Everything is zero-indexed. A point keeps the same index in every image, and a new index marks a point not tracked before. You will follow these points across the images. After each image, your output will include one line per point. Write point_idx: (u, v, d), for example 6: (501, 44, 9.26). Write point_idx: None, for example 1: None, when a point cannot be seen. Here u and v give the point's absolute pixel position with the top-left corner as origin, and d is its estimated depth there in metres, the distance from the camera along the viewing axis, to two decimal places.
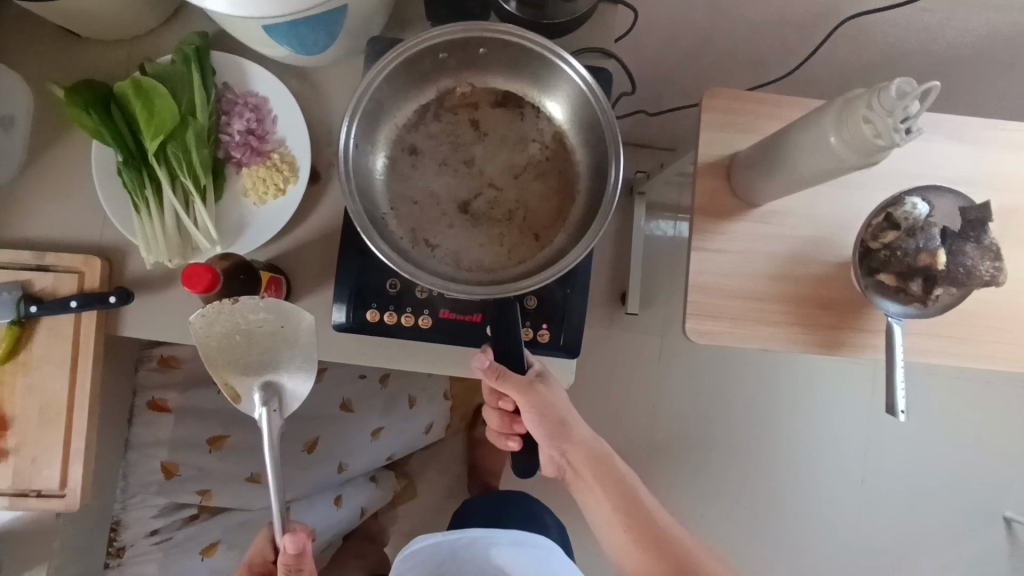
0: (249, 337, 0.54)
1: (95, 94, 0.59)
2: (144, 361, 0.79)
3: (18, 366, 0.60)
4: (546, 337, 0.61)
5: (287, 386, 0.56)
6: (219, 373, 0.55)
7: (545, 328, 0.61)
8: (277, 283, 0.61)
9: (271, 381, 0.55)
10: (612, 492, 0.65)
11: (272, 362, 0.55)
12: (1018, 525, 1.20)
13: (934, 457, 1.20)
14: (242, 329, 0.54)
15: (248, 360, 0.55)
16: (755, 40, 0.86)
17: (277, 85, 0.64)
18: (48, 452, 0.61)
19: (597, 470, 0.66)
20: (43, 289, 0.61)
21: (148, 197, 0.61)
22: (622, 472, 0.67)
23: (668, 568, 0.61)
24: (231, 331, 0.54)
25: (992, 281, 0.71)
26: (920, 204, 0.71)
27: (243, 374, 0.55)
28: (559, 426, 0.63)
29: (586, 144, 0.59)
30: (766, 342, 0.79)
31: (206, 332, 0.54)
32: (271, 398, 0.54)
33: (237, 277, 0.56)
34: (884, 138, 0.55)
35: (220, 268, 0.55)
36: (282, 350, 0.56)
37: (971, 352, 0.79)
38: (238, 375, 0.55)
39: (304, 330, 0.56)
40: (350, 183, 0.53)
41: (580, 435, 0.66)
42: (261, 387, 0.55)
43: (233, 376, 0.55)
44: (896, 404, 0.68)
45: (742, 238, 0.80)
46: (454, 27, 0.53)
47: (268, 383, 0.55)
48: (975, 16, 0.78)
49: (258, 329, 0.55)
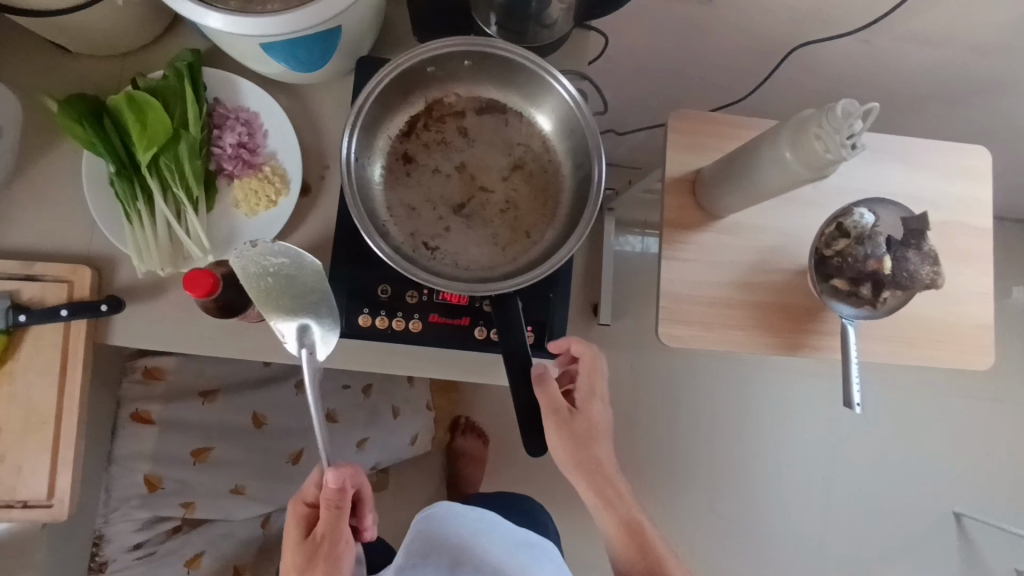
0: (276, 282, 0.57)
1: (87, 106, 0.60)
2: (127, 371, 0.79)
3: (3, 375, 0.60)
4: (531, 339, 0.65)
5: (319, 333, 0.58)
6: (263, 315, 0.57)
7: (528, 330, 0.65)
8: None
9: (306, 324, 0.58)
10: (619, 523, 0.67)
11: (303, 306, 0.58)
12: (966, 519, 1.26)
13: (886, 456, 1.27)
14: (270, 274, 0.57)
15: (281, 304, 0.57)
16: (715, 66, 0.93)
17: (268, 100, 0.66)
18: (32, 462, 0.60)
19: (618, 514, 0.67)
20: (31, 298, 0.61)
21: (140, 207, 0.62)
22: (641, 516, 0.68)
23: None
24: (260, 277, 0.56)
25: (932, 284, 0.77)
26: (866, 214, 0.78)
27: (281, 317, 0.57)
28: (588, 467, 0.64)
29: (567, 148, 0.64)
30: (733, 345, 0.85)
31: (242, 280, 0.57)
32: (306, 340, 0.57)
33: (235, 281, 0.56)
34: (833, 153, 0.61)
35: (221, 272, 0.56)
36: (307, 295, 0.58)
37: (917, 353, 0.86)
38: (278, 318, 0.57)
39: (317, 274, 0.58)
40: (353, 194, 0.56)
41: (602, 464, 0.65)
42: (297, 329, 0.57)
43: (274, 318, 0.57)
44: (852, 398, 0.73)
45: (708, 248, 0.86)
46: (442, 43, 0.56)
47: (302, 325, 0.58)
48: (907, 49, 0.87)
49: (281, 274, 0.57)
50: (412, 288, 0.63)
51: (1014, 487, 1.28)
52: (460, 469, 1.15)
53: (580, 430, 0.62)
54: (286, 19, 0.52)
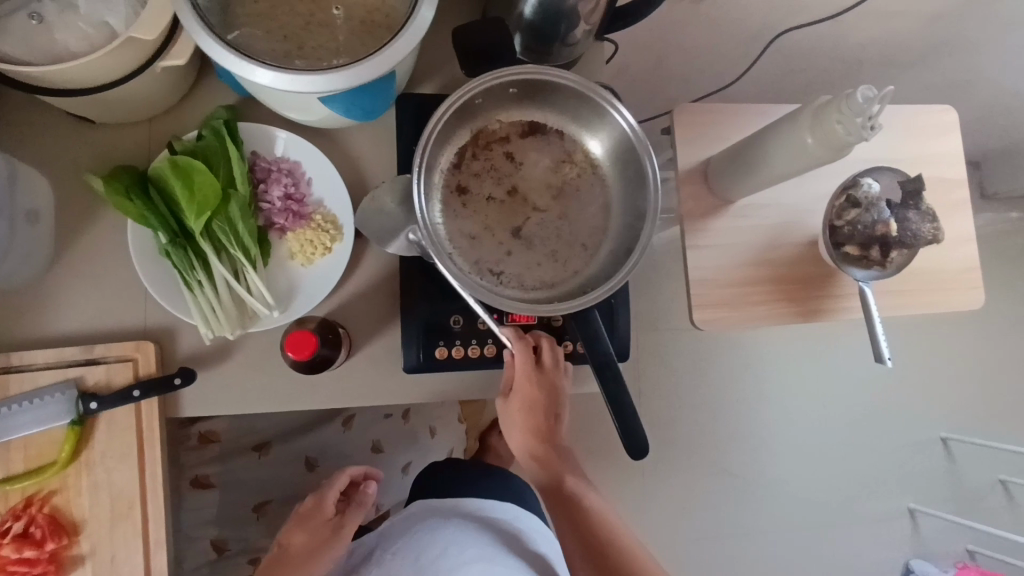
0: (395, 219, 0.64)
1: (133, 178, 0.58)
2: (184, 441, 0.83)
3: (80, 467, 0.59)
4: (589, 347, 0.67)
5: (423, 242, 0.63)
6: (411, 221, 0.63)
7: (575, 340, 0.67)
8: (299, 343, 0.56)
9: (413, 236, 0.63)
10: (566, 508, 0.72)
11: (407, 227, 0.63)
12: (952, 442, 1.37)
13: (884, 398, 1.37)
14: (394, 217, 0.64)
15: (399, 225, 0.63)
16: (703, 58, 0.97)
17: (309, 147, 0.65)
18: (126, 546, 0.59)
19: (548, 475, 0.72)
20: (97, 382, 0.59)
21: (200, 274, 0.60)
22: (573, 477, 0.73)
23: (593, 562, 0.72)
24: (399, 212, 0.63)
25: (934, 239, 0.84)
26: (873, 184, 0.84)
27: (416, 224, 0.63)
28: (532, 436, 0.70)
29: (613, 158, 0.66)
30: (757, 319, 0.89)
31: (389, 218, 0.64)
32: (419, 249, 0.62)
33: (327, 336, 0.58)
34: (854, 135, 0.67)
35: (313, 325, 0.58)
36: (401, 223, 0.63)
37: (921, 302, 0.93)
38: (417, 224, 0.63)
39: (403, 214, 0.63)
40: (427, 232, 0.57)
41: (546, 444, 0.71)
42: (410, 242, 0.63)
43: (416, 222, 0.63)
44: (882, 352, 0.78)
45: (723, 234, 0.90)
46: (490, 77, 0.59)
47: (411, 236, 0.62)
48: (877, 25, 0.93)
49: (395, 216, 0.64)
50: (483, 315, 0.65)
51: (994, 409, 1.40)
52: None
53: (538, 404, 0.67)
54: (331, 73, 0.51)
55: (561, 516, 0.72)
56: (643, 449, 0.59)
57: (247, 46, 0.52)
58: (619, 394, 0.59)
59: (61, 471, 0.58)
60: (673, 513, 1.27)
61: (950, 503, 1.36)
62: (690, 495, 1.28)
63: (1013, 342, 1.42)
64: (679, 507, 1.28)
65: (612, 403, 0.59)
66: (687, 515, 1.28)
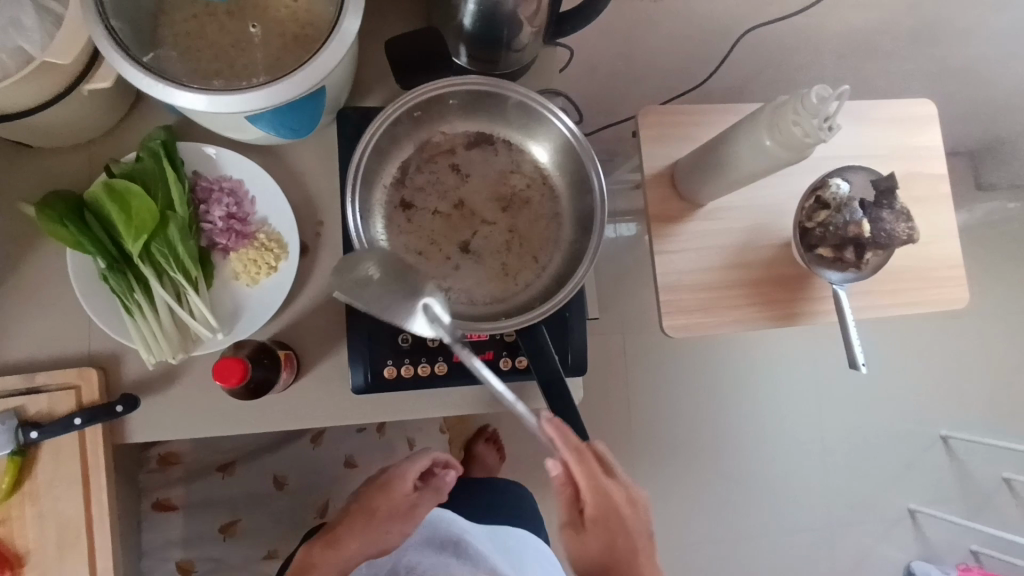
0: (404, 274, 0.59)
1: (67, 204, 0.58)
2: (145, 464, 0.83)
3: (23, 497, 0.58)
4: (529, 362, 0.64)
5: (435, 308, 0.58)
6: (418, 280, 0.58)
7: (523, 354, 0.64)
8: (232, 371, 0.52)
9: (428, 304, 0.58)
10: None
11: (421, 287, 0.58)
12: (952, 441, 1.34)
13: (876, 396, 1.34)
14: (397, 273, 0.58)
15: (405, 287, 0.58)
16: (670, 58, 0.95)
17: (250, 166, 0.64)
18: (73, 575, 0.59)
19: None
20: (38, 411, 0.58)
21: (139, 298, 0.60)
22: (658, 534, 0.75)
23: None
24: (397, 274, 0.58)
25: (910, 239, 0.80)
26: (842, 184, 0.81)
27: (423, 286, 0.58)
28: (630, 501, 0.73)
29: (561, 167, 0.65)
30: (736, 323, 0.87)
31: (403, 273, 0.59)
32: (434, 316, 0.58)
33: (262, 360, 0.57)
34: (812, 137, 0.64)
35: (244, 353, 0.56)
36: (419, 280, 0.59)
37: (908, 300, 0.89)
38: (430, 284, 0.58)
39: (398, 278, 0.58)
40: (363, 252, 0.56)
41: None
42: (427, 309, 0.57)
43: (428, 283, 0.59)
44: (857, 358, 0.75)
45: (695, 236, 0.87)
46: (424, 90, 0.57)
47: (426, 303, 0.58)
48: (846, 17, 0.90)
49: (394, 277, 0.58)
50: None
51: (993, 404, 1.36)
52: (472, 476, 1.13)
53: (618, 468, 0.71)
54: (252, 93, 0.50)
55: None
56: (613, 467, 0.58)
57: (165, 68, 0.51)
58: (566, 411, 0.58)
59: (4, 501, 0.57)
60: (664, 520, 1.25)
61: (950, 503, 1.33)
62: (681, 501, 1.26)
63: (1012, 337, 1.38)
64: (667, 512, 1.26)
65: (561, 420, 0.58)
66: (676, 521, 1.26)
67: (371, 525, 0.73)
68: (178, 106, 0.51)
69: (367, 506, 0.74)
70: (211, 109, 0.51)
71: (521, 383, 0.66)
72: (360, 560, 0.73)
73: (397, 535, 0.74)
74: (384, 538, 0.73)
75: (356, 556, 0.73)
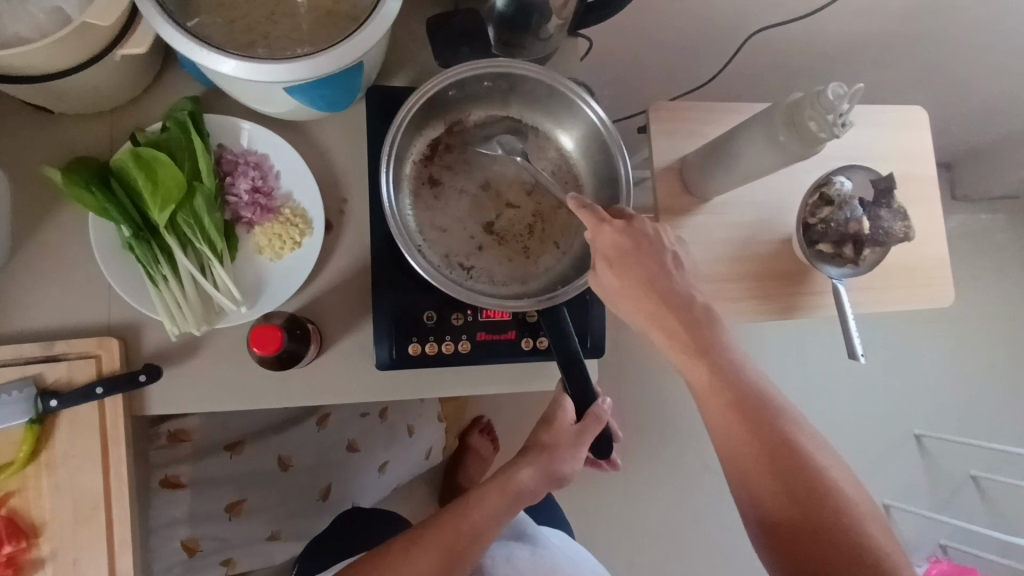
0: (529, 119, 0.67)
1: (93, 171, 0.57)
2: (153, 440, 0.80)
3: (41, 466, 0.57)
4: (547, 344, 0.66)
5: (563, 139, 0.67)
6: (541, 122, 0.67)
7: (543, 336, 0.66)
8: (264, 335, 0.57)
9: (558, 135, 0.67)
10: (712, 382, 0.54)
11: (552, 119, 0.67)
12: (927, 439, 1.39)
13: (857, 393, 1.39)
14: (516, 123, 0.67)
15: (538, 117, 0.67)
16: (680, 55, 0.97)
17: (277, 141, 0.64)
18: (90, 547, 0.58)
19: (764, 449, 0.54)
20: (57, 380, 0.58)
21: (164, 268, 0.59)
22: (788, 433, 0.54)
23: (766, 456, 0.53)
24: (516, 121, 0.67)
25: (907, 237, 0.83)
26: (844, 182, 0.84)
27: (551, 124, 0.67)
28: (733, 388, 0.54)
29: (587, 155, 0.67)
30: (738, 315, 0.87)
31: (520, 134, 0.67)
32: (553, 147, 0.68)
33: (294, 331, 0.59)
34: (826, 132, 0.67)
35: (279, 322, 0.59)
36: (545, 121, 0.67)
37: (903, 298, 0.92)
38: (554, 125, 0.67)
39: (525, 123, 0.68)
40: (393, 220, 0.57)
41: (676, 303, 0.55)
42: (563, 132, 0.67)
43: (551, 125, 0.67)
44: (856, 348, 0.77)
45: (701, 229, 0.87)
46: (463, 68, 0.59)
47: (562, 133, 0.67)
48: (850, 24, 0.94)
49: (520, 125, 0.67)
50: (456, 310, 0.64)
51: (966, 404, 1.42)
52: (469, 465, 1.14)
53: (704, 331, 0.55)
54: (294, 64, 0.50)
55: (784, 500, 0.53)
56: (611, 442, 0.68)
57: (206, 34, 0.51)
58: (586, 389, 0.59)
59: (20, 471, 0.57)
60: (655, 511, 1.27)
61: (925, 498, 1.38)
62: (672, 492, 1.27)
63: (987, 341, 1.44)
64: (657, 504, 1.27)
65: (580, 396, 0.60)
66: (667, 513, 1.27)
67: (547, 457, 0.69)
68: (217, 72, 0.51)
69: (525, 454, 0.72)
70: (251, 78, 0.51)
71: (539, 364, 0.67)
72: (540, 488, 0.71)
73: (575, 461, 0.69)
74: (561, 467, 0.70)
75: (530, 485, 0.70)
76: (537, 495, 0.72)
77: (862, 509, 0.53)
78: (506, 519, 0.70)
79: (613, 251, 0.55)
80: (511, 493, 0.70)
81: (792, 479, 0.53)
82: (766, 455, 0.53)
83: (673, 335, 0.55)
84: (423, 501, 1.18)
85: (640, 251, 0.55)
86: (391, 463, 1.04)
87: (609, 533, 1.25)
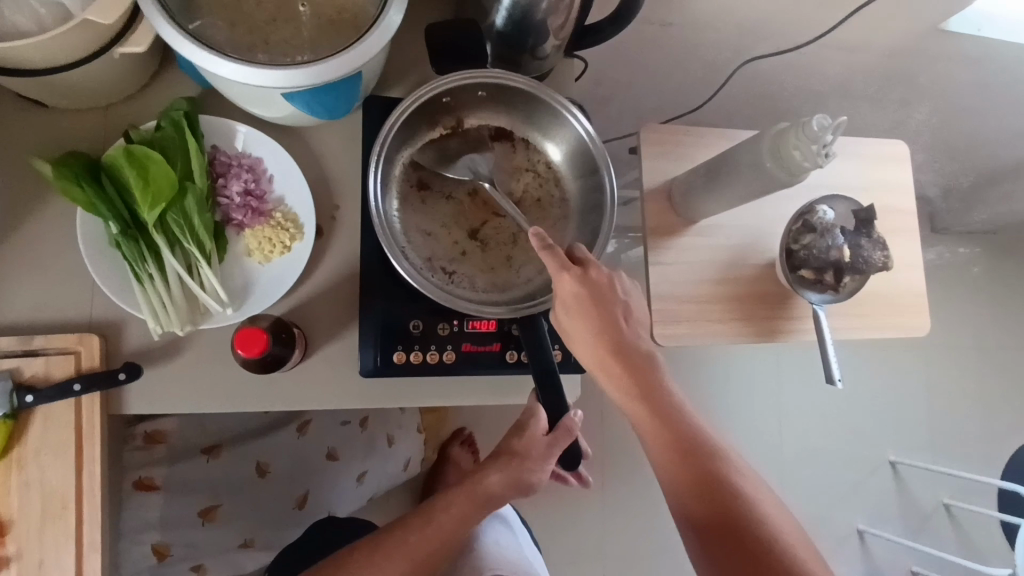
0: (519, 131, 0.69)
1: (83, 165, 0.56)
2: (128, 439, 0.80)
3: (11, 463, 0.56)
4: None
5: (552, 152, 0.69)
6: (531, 134, 0.69)
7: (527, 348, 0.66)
8: (257, 339, 0.57)
9: (547, 147, 0.69)
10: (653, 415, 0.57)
11: (542, 132, 0.68)
12: (900, 466, 1.41)
13: (833, 417, 1.41)
14: (507, 135, 0.69)
15: (529, 130, 0.68)
16: (671, 79, 1.00)
17: (273, 146, 0.64)
18: (57, 547, 0.57)
19: (697, 481, 0.56)
20: (34, 375, 0.57)
21: (151, 267, 0.59)
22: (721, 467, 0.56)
23: (695, 477, 0.56)
24: (507, 133, 0.69)
25: (885, 267, 0.84)
26: (827, 211, 0.85)
27: (541, 136, 0.68)
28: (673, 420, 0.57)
29: (574, 170, 0.68)
30: (718, 338, 0.88)
31: (511, 146, 0.69)
32: (540, 158, 0.69)
33: (280, 335, 0.60)
34: (810, 161, 0.68)
35: (265, 325, 0.59)
36: (536, 134, 0.68)
37: (879, 326, 0.94)
38: (545, 137, 0.68)
39: (518, 136, 0.69)
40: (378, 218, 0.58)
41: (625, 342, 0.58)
42: (553, 144, 0.68)
43: (542, 137, 0.68)
44: (834, 373, 0.77)
45: (687, 251, 0.88)
46: (457, 76, 0.60)
47: (550, 147, 0.68)
48: (837, 61, 0.97)
49: (512, 136, 0.69)
50: (442, 320, 0.65)
51: (938, 431, 1.45)
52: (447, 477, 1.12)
53: (645, 370, 0.57)
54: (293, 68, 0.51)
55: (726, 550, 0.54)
56: (579, 457, 0.68)
57: (207, 36, 0.51)
58: (557, 405, 0.59)
59: None
60: (631, 528, 1.27)
61: (897, 525, 1.39)
62: (647, 508, 1.27)
63: (958, 372, 1.48)
64: (633, 522, 1.27)
65: (548, 409, 0.59)
66: (643, 532, 1.27)
67: (515, 464, 0.69)
68: (216, 74, 0.52)
69: (502, 453, 0.71)
70: (250, 81, 0.51)
71: (521, 377, 0.68)
72: (506, 494, 0.71)
73: (542, 472, 0.70)
74: (528, 475, 0.70)
75: (497, 490, 0.70)
76: (503, 502, 0.72)
77: (798, 547, 0.54)
78: (474, 522, 0.70)
79: (573, 301, 0.57)
80: (480, 498, 0.70)
81: (726, 514, 0.55)
82: (697, 481, 0.56)
83: (614, 367, 0.58)
84: (399, 511, 1.16)
85: (597, 305, 0.57)
86: (369, 472, 1.02)
87: (583, 550, 1.25)
